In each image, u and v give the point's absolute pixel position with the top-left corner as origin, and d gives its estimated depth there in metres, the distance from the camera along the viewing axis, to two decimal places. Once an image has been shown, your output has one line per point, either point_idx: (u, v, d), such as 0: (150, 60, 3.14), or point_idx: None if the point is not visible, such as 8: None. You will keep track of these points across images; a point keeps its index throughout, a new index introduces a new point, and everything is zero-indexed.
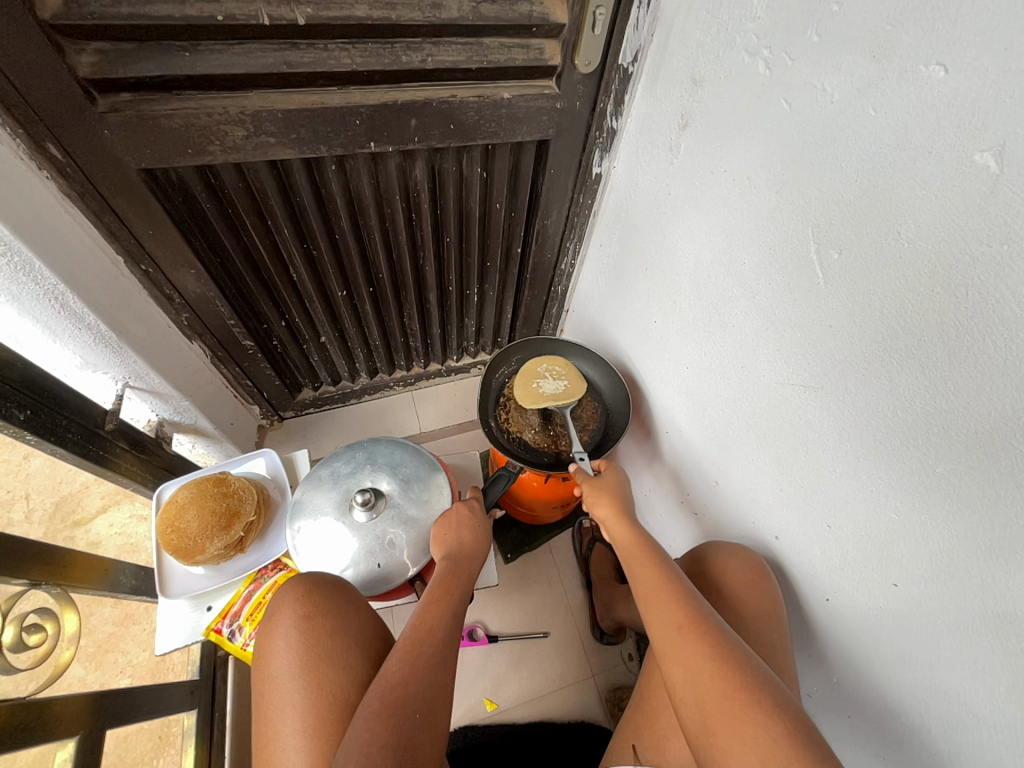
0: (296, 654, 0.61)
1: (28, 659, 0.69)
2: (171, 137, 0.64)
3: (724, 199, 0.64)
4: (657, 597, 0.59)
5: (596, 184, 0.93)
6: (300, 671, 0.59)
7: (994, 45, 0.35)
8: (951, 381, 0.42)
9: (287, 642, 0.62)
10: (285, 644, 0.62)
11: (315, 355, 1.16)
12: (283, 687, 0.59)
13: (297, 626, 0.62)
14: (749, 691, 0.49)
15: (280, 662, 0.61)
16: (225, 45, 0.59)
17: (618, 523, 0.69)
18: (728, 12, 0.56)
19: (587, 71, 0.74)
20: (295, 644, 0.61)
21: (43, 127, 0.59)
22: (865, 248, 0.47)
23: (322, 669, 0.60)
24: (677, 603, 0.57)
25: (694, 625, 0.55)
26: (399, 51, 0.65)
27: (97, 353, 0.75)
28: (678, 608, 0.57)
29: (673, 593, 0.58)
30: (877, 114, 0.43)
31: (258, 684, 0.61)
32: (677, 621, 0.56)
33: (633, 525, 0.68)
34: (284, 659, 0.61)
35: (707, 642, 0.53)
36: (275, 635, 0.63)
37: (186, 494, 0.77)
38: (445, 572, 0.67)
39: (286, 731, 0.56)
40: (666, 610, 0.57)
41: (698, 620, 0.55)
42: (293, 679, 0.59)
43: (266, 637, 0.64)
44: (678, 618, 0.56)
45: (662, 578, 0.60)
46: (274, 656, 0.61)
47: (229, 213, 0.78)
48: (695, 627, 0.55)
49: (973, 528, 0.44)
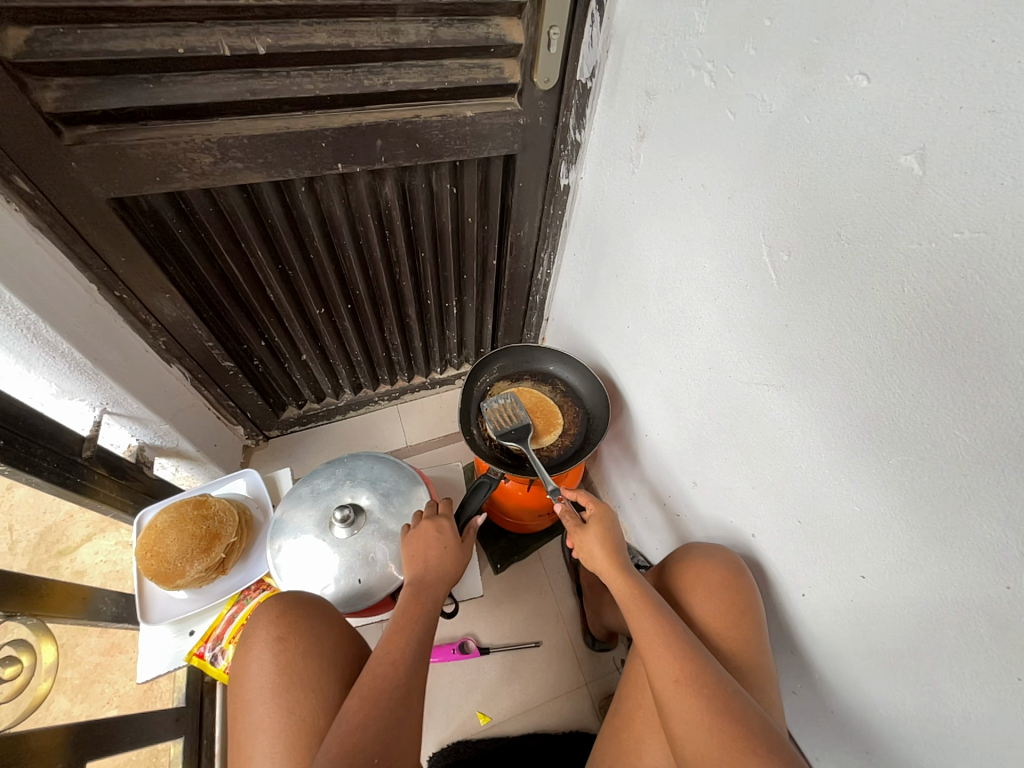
0: (269, 678, 0.60)
1: (6, 693, 0.66)
2: (139, 166, 0.65)
3: (684, 206, 0.66)
4: (658, 650, 0.60)
5: (565, 194, 0.95)
6: (273, 695, 0.59)
7: (909, 56, 0.37)
8: (895, 375, 0.44)
9: (260, 665, 0.61)
10: (258, 668, 0.61)
11: (297, 373, 1.16)
12: (259, 710, 0.59)
13: (270, 649, 0.62)
14: (736, 740, 0.52)
15: (253, 686, 0.61)
16: (188, 76, 0.60)
17: (608, 571, 0.68)
18: (674, 29, 0.59)
19: (548, 87, 0.76)
20: (269, 667, 0.61)
21: (10, 161, 0.60)
22: (811, 249, 0.49)
23: (294, 693, 0.59)
24: (675, 658, 0.59)
25: (692, 679, 0.57)
26: (361, 75, 0.67)
27: (72, 381, 0.75)
28: (676, 662, 0.58)
29: (672, 647, 0.60)
30: (812, 122, 0.45)
31: (233, 707, 0.61)
32: (674, 674, 0.57)
33: (629, 576, 0.67)
34: (260, 680, 0.61)
35: (705, 697, 0.55)
36: (248, 659, 0.62)
37: (165, 518, 0.77)
38: (410, 600, 0.67)
39: (264, 754, 0.56)
40: (664, 663, 0.59)
41: (696, 675, 0.57)
42: (265, 704, 0.59)
43: (240, 662, 0.63)
44: (677, 673, 0.58)
45: (662, 632, 0.61)
46: (248, 681, 0.61)
47: (202, 238, 0.79)
48: (693, 682, 0.57)
49: (927, 517, 0.45)
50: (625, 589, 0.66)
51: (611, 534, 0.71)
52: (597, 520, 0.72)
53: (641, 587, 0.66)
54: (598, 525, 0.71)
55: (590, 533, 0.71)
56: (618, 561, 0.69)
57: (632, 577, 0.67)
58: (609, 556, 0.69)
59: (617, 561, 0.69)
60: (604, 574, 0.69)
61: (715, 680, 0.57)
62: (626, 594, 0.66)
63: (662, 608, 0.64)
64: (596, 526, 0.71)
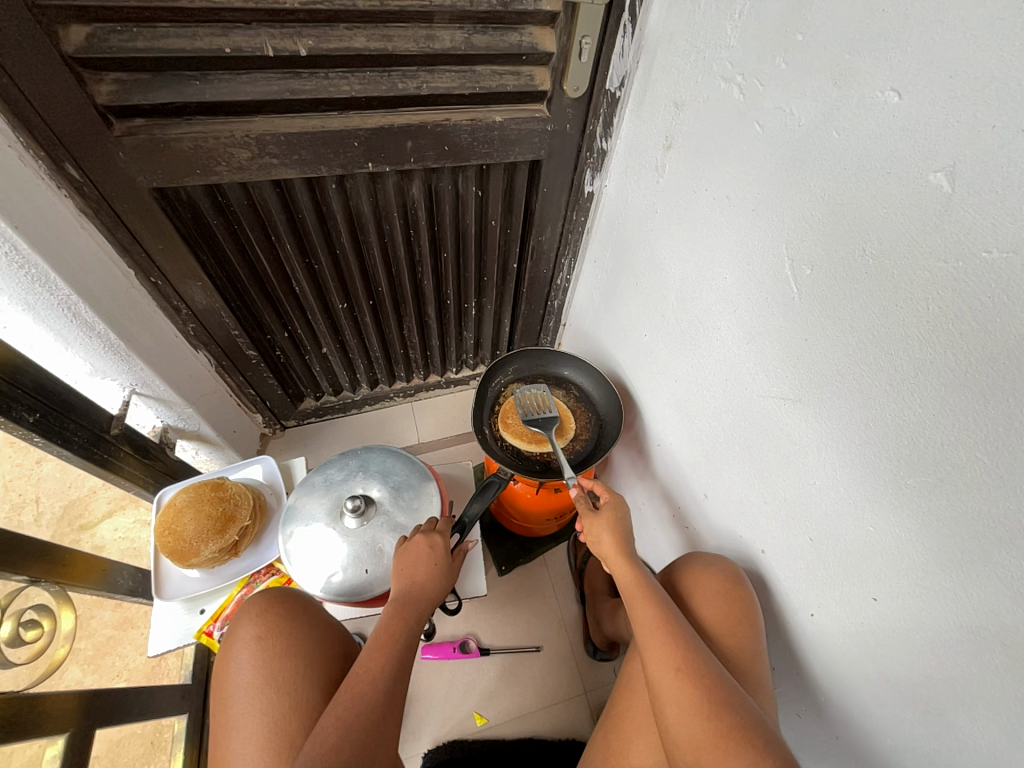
0: (248, 675, 0.63)
1: (25, 655, 0.70)
2: (182, 158, 0.68)
3: (707, 217, 0.66)
4: (657, 638, 0.60)
5: (589, 202, 0.96)
6: (251, 691, 0.62)
7: (942, 73, 0.36)
8: (916, 393, 0.43)
9: (240, 663, 0.64)
10: (239, 666, 0.64)
11: (317, 366, 1.19)
12: (237, 707, 0.62)
13: (250, 647, 0.65)
14: (736, 735, 0.51)
15: (234, 684, 0.63)
16: (233, 75, 0.63)
17: (614, 559, 0.68)
18: (705, 43, 0.59)
19: (577, 95, 0.77)
20: (249, 664, 0.64)
21: (62, 148, 0.63)
22: (835, 263, 0.48)
23: (269, 691, 0.62)
24: (674, 646, 0.58)
25: (691, 667, 0.57)
26: (396, 79, 0.69)
27: (105, 360, 0.78)
28: (677, 651, 0.58)
29: (672, 635, 0.59)
30: (841, 136, 0.45)
31: (215, 705, 0.64)
32: (674, 663, 0.57)
33: (635, 565, 0.67)
34: (240, 678, 0.64)
35: (703, 686, 0.55)
36: (230, 657, 0.66)
37: (184, 497, 0.79)
38: (395, 611, 0.67)
39: (240, 750, 0.59)
40: (663, 649, 0.58)
41: (695, 663, 0.57)
42: (245, 701, 0.62)
43: (223, 660, 0.66)
44: (677, 661, 0.57)
45: (664, 622, 0.61)
46: (229, 678, 0.64)
47: (235, 229, 0.82)
48: (692, 670, 0.56)
49: (945, 541, 0.44)
50: (630, 577, 0.66)
51: (622, 526, 0.71)
52: (608, 513, 0.72)
53: (647, 579, 0.66)
54: (609, 518, 0.71)
55: (601, 519, 0.71)
56: (625, 551, 0.68)
57: (639, 567, 0.67)
58: (616, 546, 0.69)
59: (625, 552, 0.68)
60: (610, 563, 0.68)
61: (717, 675, 0.56)
62: (632, 584, 0.65)
63: (666, 601, 0.64)
64: (608, 519, 0.71)
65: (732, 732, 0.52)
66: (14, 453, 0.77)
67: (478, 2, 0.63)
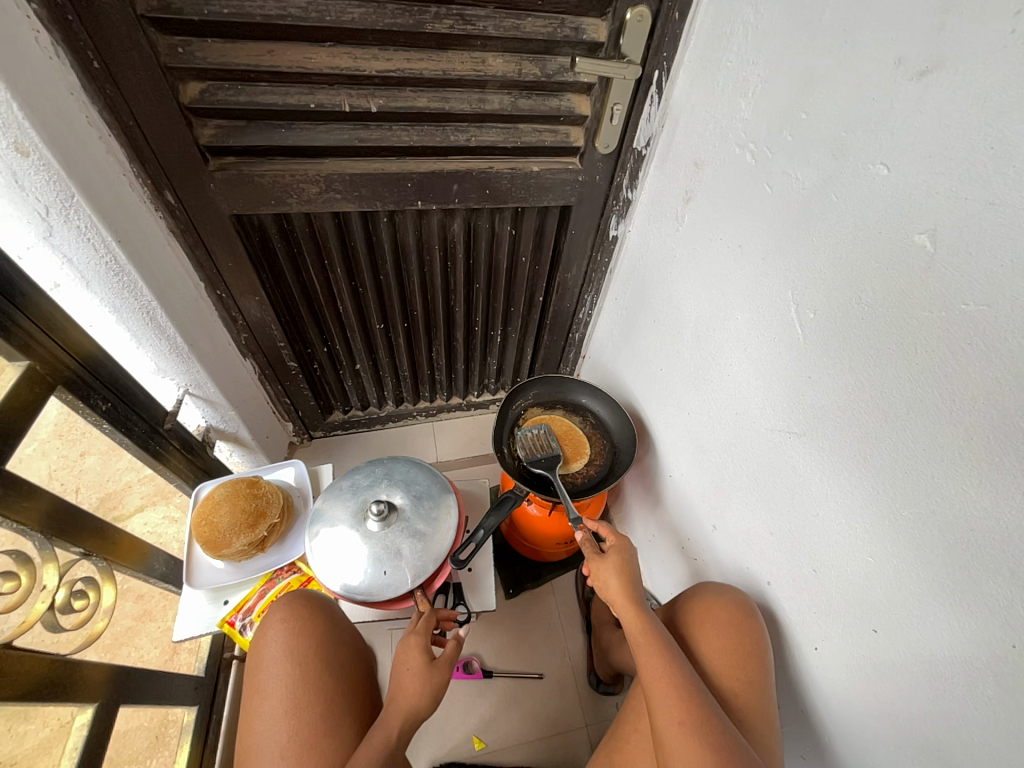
0: (279, 652, 0.70)
1: (71, 622, 0.74)
2: (261, 191, 0.79)
3: (721, 263, 0.72)
4: (662, 687, 0.61)
5: (613, 244, 1.04)
6: (280, 666, 0.69)
7: (923, 154, 0.43)
8: (907, 431, 0.47)
9: (274, 638, 0.71)
10: (272, 640, 0.71)
11: (349, 381, 1.26)
12: (267, 675, 0.68)
13: (284, 627, 0.72)
14: None
15: (267, 656, 0.70)
16: (312, 124, 0.74)
17: (620, 602, 0.70)
18: (723, 114, 0.68)
19: (607, 152, 0.86)
20: (279, 642, 0.71)
21: (164, 176, 0.74)
22: (835, 309, 0.53)
23: (294, 669, 0.68)
24: (679, 697, 0.60)
25: (695, 721, 0.58)
26: (449, 132, 0.79)
27: (169, 361, 0.87)
28: (682, 702, 0.59)
29: (678, 688, 0.61)
30: (839, 199, 0.51)
31: (250, 669, 0.70)
32: (679, 715, 0.58)
33: (641, 611, 0.69)
34: (271, 653, 0.70)
35: (706, 741, 0.56)
36: (267, 630, 0.72)
37: (222, 491, 0.85)
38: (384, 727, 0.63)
39: (267, 715, 0.65)
40: (668, 703, 0.60)
41: (699, 717, 0.58)
42: (275, 673, 0.68)
43: (258, 635, 0.73)
44: (681, 713, 0.59)
45: (669, 671, 0.63)
46: (264, 649, 0.71)
47: (294, 252, 0.92)
48: (697, 726, 0.57)
49: (937, 572, 0.46)
50: (638, 624, 0.68)
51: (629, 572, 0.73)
52: (614, 559, 0.74)
53: (656, 628, 0.67)
54: (614, 568, 0.73)
55: (607, 564, 0.74)
56: (633, 597, 0.70)
57: (646, 614, 0.69)
58: (624, 592, 0.71)
59: (632, 600, 0.70)
60: (620, 609, 0.70)
61: (722, 731, 0.57)
62: (640, 630, 0.67)
63: (674, 650, 0.65)
64: (613, 568, 0.73)
65: None
66: (62, 445, 0.75)
67: (525, 73, 0.73)
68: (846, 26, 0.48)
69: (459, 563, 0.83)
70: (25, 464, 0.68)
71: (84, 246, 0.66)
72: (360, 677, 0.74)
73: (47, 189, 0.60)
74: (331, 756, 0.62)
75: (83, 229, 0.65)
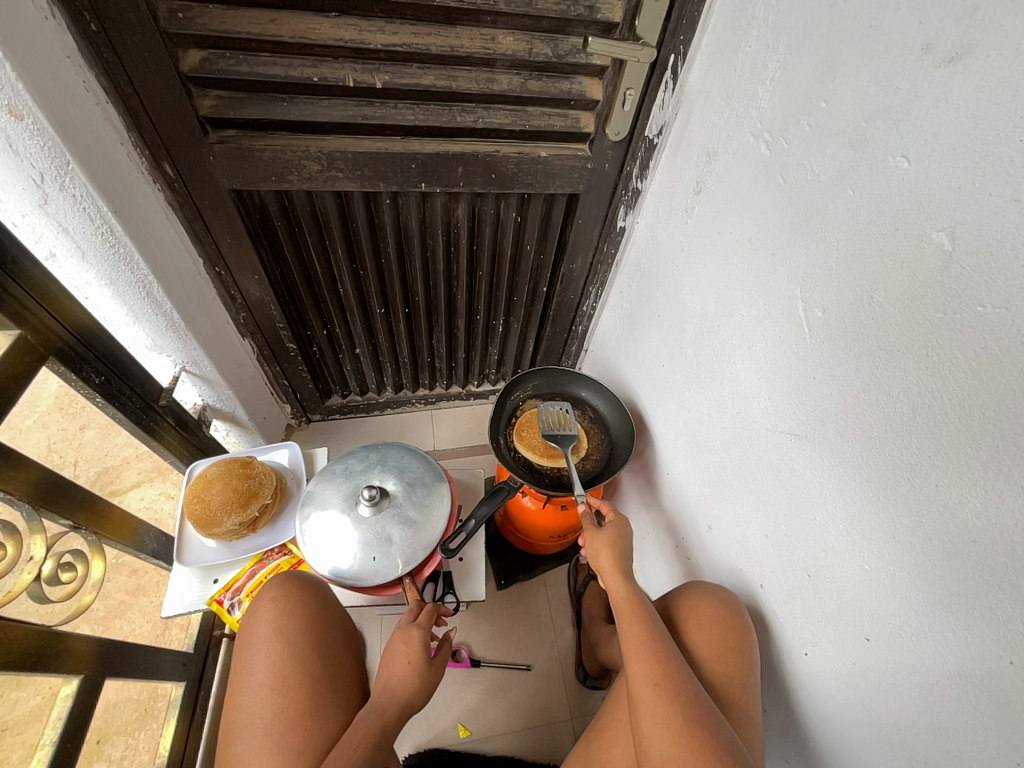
0: (268, 628, 0.70)
1: (59, 594, 0.74)
2: (261, 166, 0.77)
3: (728, 257, 0.70)
4: (640, 653, 0.61)
5: (620, 235, 1.02)
6: (270, 642, 0.68)
7: (946, 146, 0.41)
8: (913, 437, 0.45)
9: (265, 613, 0.71)
10: (262, 616, 0.71)
11: (348, 365, 1.25)
12: (255, 652, 0.68)
13: (274, 606, 0.72)
14: (704, 750, 0.52)
15: (256, 632, 0.70)
16: (314, 98, 0.72)
17: (608, 571, 0.70)
18: (738, 102, 0.65)
19: (617, 139, 0.84)
20: (268, 619, 0.70)
21: (163, 147, 0.73)
22: (845, 308, 0.52)
23: (280, 647, 0.68)
24: (656, 664, 0.60)
25: (670, 685, 0.58)
26: (455, 112, 0.77)
27: (165, 337, 0.86)
28: (659, 668, 0.59)
29: (659, 654, 0.61)
30: (855, 193, 0.49)
31: (239, 644, 0.70)
32: (654, 678, 0.59)
33: (627, 580, 0.69)
34: (260, 630, 0.70)
35: (680, 704, 0.56)
36: (257, 608, 0.72)
37: (215, 470, 0.85)
38: (374, 712, 0.63)
39: (253, 688, 0.65)
40: (644, 664, 0.60)
41: (674, 683, 0.58)
42: (264, 648, 0.68)
43: (246, 614, 0.73)
44: (657, 677, 0.59)
45: (650, 639, 0.63)
46: (254, 626, 0.71)
47: (295, 231, 0.91)
48: (671, 688, 0.57)
49: (935, 582, 0.45)
50: (624, 594, 0.68)
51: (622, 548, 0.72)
52: (607, 533, 0.73)
53: (642, 599, 0.67)
54: (607, 543, 0.72)
55: (603, 536, 0.73)
56: (623, 568, 0.70)
57: (633, 586, 0.69)
58: (613, 564, 0.70)
59: (621, 571, 0.70)
60: (608, 580, 0.70)
61: (696, 699, 0.57)
62: (626, 599, 0.67)
63: (656, 621, 0.65)
64: (605, 543, 0.72)
65: (695, 747, 0.53)
66: (63, 417, 0.74)
67: (536, 53, 0.71)
68: (870, 9, 0.46)
69: (449, 552, 0.81)
70: (24, 435, 0.68)
71: (80, 215, 0.65)
72: (349, 658, 0.74)
73: (42, 155, 0.58)
74: (316, 735, 0.63)
75: (78, 198, 0.64)
